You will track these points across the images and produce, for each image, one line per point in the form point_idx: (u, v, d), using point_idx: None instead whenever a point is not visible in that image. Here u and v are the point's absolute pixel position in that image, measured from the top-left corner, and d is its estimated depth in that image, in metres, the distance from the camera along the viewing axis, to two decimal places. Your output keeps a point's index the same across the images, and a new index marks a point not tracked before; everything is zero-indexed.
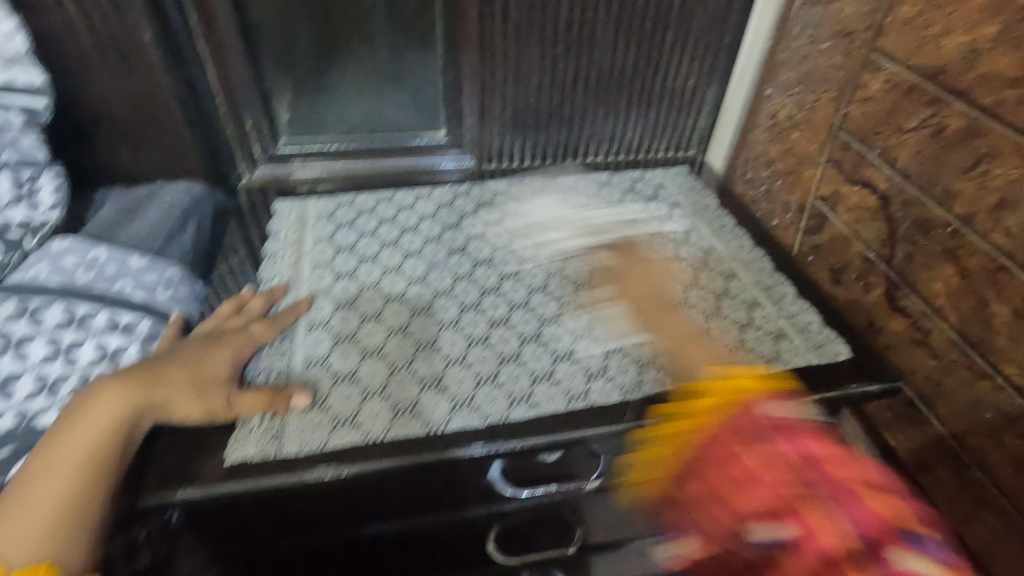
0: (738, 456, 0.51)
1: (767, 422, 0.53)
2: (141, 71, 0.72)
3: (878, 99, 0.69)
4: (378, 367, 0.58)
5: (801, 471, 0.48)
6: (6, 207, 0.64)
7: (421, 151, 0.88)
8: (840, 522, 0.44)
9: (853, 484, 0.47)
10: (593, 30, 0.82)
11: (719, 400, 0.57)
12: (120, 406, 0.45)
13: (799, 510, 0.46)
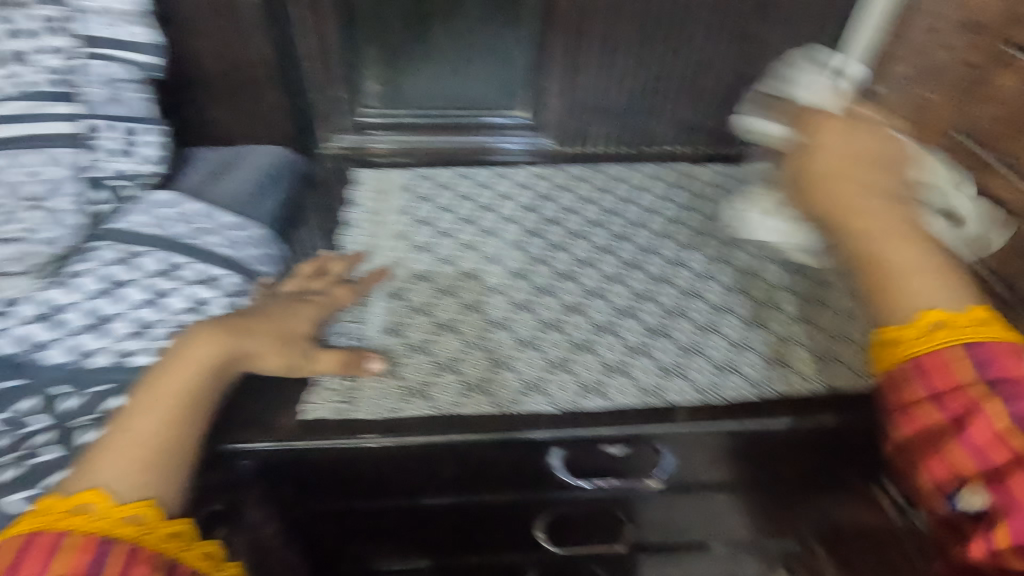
0: (972, 409, 0.44)
1: (978, 387, 0.44)
2: (242, 37, 0.74)
3: (1009, 99, 0.63)
4: (449, 343, 0.58)
5: (1007, 453, 0.42)
6: (111, 158, 0.69)
7: (496, 129, 0.86)
8: (980, 451, 0.43)
9: (986, 413, 0.43)
10: (692, 13, 0.78)
11: (953, 337, 0.46)
12: (213, 352, 0.47)
13: (1004, 488, 0.41)
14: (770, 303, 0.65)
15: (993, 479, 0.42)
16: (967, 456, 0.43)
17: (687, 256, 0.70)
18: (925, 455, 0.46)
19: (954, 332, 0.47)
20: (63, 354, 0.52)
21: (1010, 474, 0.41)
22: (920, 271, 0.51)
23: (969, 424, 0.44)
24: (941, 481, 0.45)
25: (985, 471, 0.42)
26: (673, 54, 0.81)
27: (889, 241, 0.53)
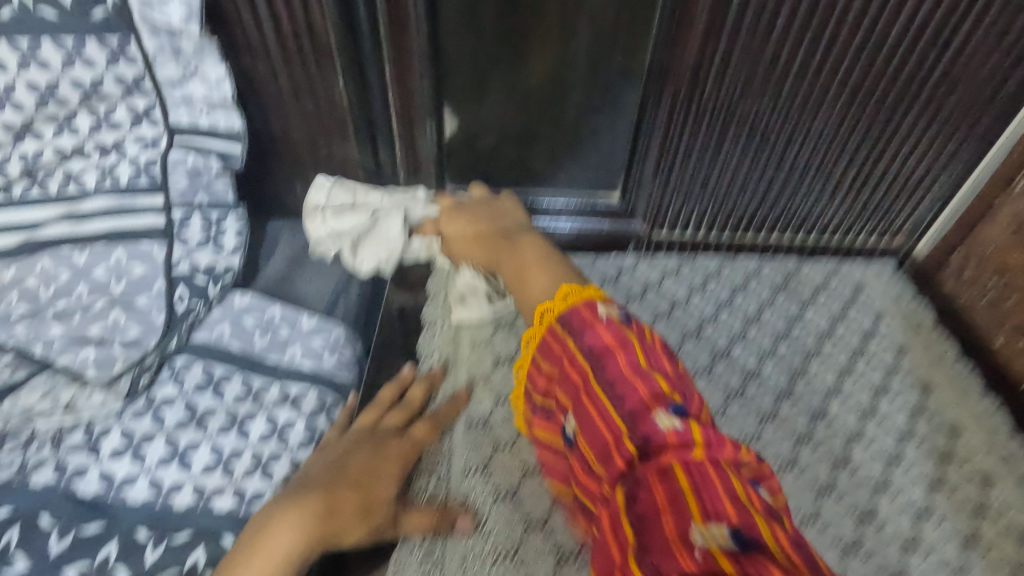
0: (567, 330, 0.43)
1: (560, 331, 0.43)
2: (329, 117, 0.70)
3: None
4: (540, 493, 0.54)
5: (584, 373, 0.41)
6: (194, 251, 0.65)
7: (557, 212, 0.81)
8: (615, 405, 0.38)
9: (631, 372, 0.39)
10: (818, 101, 0.70)
11: (555, 303, 0.46)
12: (291, 542, 0.44)
13: (585, 406, 0.40)
14: (893, 458, 0.59)
15: (655, 434, 0.35)
16: (567, 378, 0.42)
17: (795, 386, 0.65)
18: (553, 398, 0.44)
19: (571, 300, 0.45)
20: (144, 491, 0.50)
21: (651, 412, 0.36)
22: (540, 263, 0.53)
23: (590, 372, 0.40)
24: (640, 499, 0.34)
25: (578, 396, 0.41)
26: (789, 142, 0.74)
27: (507, 258, 0.56)
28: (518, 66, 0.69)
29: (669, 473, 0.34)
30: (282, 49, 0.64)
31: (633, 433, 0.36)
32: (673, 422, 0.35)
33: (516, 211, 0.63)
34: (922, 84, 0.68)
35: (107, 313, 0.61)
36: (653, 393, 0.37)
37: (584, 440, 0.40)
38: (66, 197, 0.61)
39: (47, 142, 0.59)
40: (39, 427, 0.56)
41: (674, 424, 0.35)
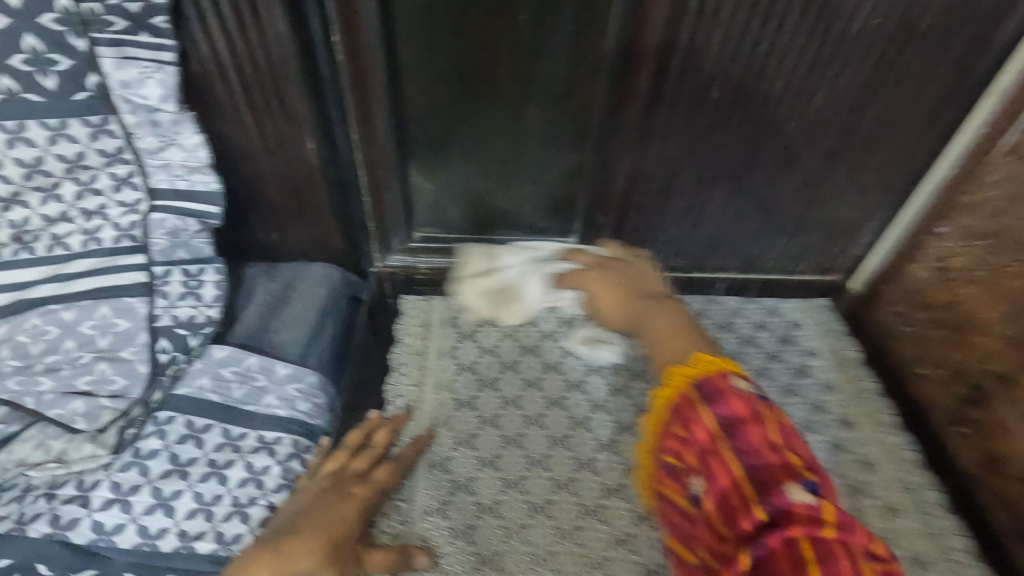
0: (698, 393, 0.45)
1: (695, 394, 0.45)
2: (299, 174, 0.75)
3: None
4: (492, 532, 0.60)
5: (715, 435, 0.42)
6: (176, 304, 0.70)
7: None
8: (748, 471, 0.40)
9: (766, 446, 0.41)
10: (755, 156, 0.75)
11: (700, 368, 0.47)
12: None
13: (711, 466, 0.41)
14: None
15: (787, 503, 0.37)
16: (692, 436, 0.43)
17: None
18: (670, 454, 0.45)
19: (709, 368, 0.47)
20: (133, 537, 0.56)
21: (786, 484, 0.38)
22: (680, 331, 0.55)
23: (723, 436, 0.42)
24: (769, 566, 0.35)
25: (702, 455, 0.42)
26: (732, 193, 0.80)
27: (651, 315, 0.58)
28: (476, 124, 0.74)
29: (802, 549, 0.35)
30: (253, 115, 0.68)
31: (765, 501, 0.38)
32: (805, 495, 0.37)
33: (659, 280, 0.65)
34: (848, 142, 0.74)
35: (94, 365, 0.65)
36: (786, 466, 0.39)
37: (706, 497, 0.41)
38: (54, 258, 0.66)
39: (31, 208, 0.64)
40: (32, 479, 0.59)
41: (809, 500, 0.37)
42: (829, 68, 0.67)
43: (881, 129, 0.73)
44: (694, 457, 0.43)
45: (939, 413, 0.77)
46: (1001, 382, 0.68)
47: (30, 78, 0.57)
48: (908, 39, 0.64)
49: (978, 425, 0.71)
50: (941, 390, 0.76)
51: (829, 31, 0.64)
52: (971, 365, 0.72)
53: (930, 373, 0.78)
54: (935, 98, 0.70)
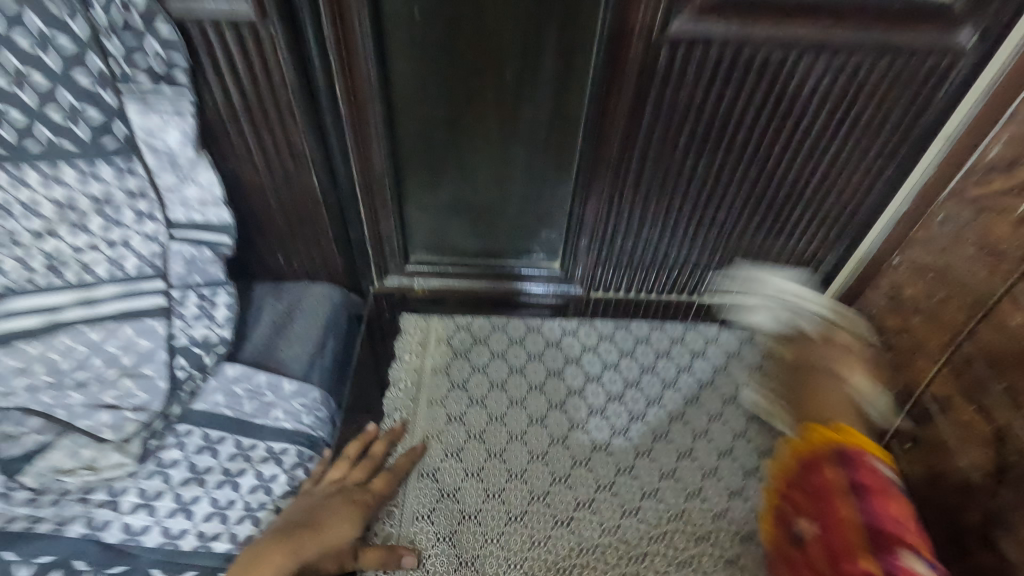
0: (851, 468, 0.57)
1: (845, 475, 0.57)
2: (304, 205, 0.81)
3: (1014, 333, 0.66)
4: (474, 536, 0.69)
5: (849, 496, 0.55)
6: (192, 325, 0.77)
7: (531, 279, 0.93)
8: (869, 532, 0.52)
9: (891, 515, 0.53)
10: (720, 193, 0.81)
11: (844, 438, 0.60)
12: (283, 557, 0.57)
13: (838, 521, 0.55)
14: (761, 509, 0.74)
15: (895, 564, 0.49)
16: (831, 501, 0.56)
17: (695, 448, 0.79)
18: (816, 515, 0.57)
19: (845, 436, 0.61)
20: (158, 537, 0.63)
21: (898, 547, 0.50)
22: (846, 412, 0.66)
23: (853, 504, 0.55)
24: None
25: (837, 518, 0.55)
26: (701, 229, 0.85)
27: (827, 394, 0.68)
28: (461, 157, 0.80)
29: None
30: (263, 154, 0.75)
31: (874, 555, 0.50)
32: (921, 566, 0.49)
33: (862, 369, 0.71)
34: (808, 182, 0.80)
35: (119, 381, 0.72)
36: (908, 540, 0.51)
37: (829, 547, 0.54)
38: (81, 285, 0.72)
39: (62, 239, 0.70)
40: (68, 482, 0.67)
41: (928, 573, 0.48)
42: (789, 113, 0.72)
43: (838, 168, 0.78)
44: (833, 520, 0.55)
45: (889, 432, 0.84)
46: (942, 405, 0.75)
47: (67, 128, 0.63)
48: (857, 95, 0.70)
49: (922, 443, 0.78)
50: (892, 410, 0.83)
51: (780, 86, 0.69)
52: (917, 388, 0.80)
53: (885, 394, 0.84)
54: (885, 151, 0.76)
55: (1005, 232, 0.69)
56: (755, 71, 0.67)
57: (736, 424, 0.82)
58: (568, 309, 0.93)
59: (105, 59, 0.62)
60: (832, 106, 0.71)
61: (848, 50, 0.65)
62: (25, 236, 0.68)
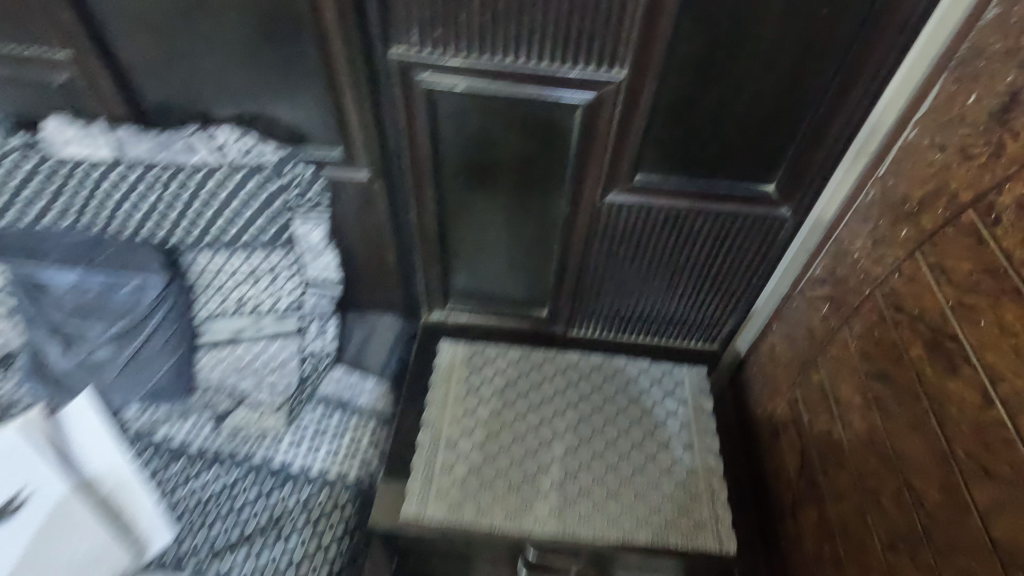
0: None
1: None
2: (386, 268, 1.29)
3: (817, 385, 1.10)
4: (475, 482, 1.15)
5: None
6: (316, 340, 1.27)
7: (533, 320, 1.39)
8: None
9: None
10: (651, 279, 1.26)
11: None
12: None
13: None
14: (654, 482, 1.16)
15: None
16: None
17: (619, 440, 1.22)
18: None
19: None
20: (299, 464, 1.14)
21: None
22: None
23: None
24: None
25: None
26: (640, 298, 1.31)
27: None
28: (485, 246, 1.24)
29: None
30: (365, 241, 1.23)
31: None
32: None
33: None
34: (705, 278, 1.24)
35: (273, 373, 1.22)
36: None
37: None
38: (251, 314, 1.22)
39: (247, 291, 1.20)
40: (249, 430, 1.17)
41: None
42: (688, 241, 1.16)
43: (722, 271, 1.22)
44: None
45: (762, 440, 1.27)
46: (784, 424, 1.20)
47: (259, 234, 1.13)
48: (728, 234, 1.13)
49: (776, 448, 1.22)
50: (763, 426, 1.27)
51: (682, 226, 1.13)
52: (775, 412, 1.24)
53: (762, 414, 1.28)
54: (754, 262, 1.19)
55: (816, 324, 1.10)
56: (663, 218, 1.11)
57: (648, 427, 1.24)
58: (554, 340, 1.42)
59: (286, 198, 1.09)
60: (713, 237, 1.14)
61: (714, 213, 1.09)
62: (225, 287, 1.17)
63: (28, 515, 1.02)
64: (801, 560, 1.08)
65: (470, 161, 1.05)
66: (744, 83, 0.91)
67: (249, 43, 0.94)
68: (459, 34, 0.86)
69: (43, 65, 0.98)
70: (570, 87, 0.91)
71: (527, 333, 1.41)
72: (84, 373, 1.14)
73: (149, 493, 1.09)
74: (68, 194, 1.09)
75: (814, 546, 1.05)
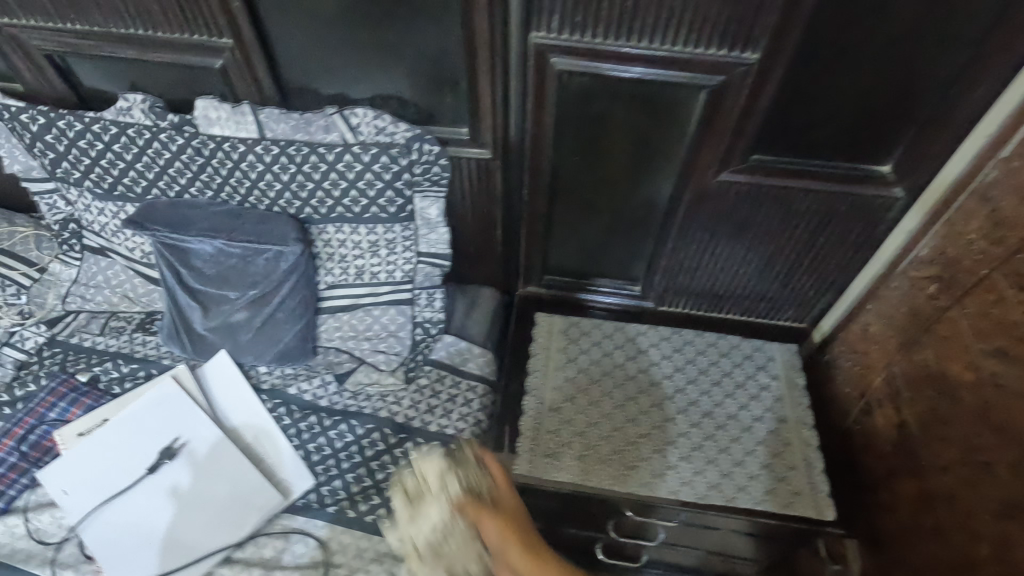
0: None
1: None
2: (491, 241, 1.37)
3: (920, 363, 1.12)
4: (581, 445, 1.22)
5: None
6: (425, 309, 1.35)
7: (592, 293, 1.45)
8: None
9: None
10: (750, 258, 1.29)
11: None
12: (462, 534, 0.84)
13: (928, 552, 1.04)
14: (751, 451, 1.22)
15: None
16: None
17: (716, 412, 1.27)
18: None
19: None
20: (418, 422, 1.23)
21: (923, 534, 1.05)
22: None
23: None
24: None
25: None
26: (735, 277, 1.34)
27: None
28: (588, 223, 1.28)
29: None
30: (475, 215, 1.31)
31: None
32: None
33: None
34: (804, 257, 1.27)
35: (388, 338, 1.32)
36: None
37: None
38: (367, 283, 1.29)
39: (366, 262, 1.27)
40: (370, 390, 1.27)
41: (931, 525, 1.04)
42: (793, 221, 1.19)
43: (824, 251, 1.24)
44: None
45: (852, 417, 1.31)
46: (880, 402, 1.23)
47: (383, 208, 1.20)
48: (835, 215, 1.16)
49: (869, 423, 1.25)
50: (854, 402, 1.31)
51: (789, 205, 1.15)
52: (869, 390, 1.26)
53: (853, 391, 1.31)
54: (856, 242, 1.21)
55: (921, 303, 1.12)
56: (772, 197, 1.14)
57: (743, 401, 1.29)
58: (645, 315, 1.46)
59: (411, 174, 1.16)
60: (819, 217, 1.17)
61: (824, 194, 1.11)
62: (348, 257, 1.26)
63: (184, 461, 1.14)
64: (897, 529, 1.12)
65: (587, 142, 1.10)
66: (874, 67, 0.93)
67: (394, 30, 1.00)
68: (600, 21, 0.91)
69: (203, 51, 1.07)
70: (701, 70, 0.94)
71: (617, 308, 1.47)
72: (222, 334, 1.25)
73: (286, 445, 1.19)
74: (214, 168, 1.19)
75: (912, 516, 1.09)
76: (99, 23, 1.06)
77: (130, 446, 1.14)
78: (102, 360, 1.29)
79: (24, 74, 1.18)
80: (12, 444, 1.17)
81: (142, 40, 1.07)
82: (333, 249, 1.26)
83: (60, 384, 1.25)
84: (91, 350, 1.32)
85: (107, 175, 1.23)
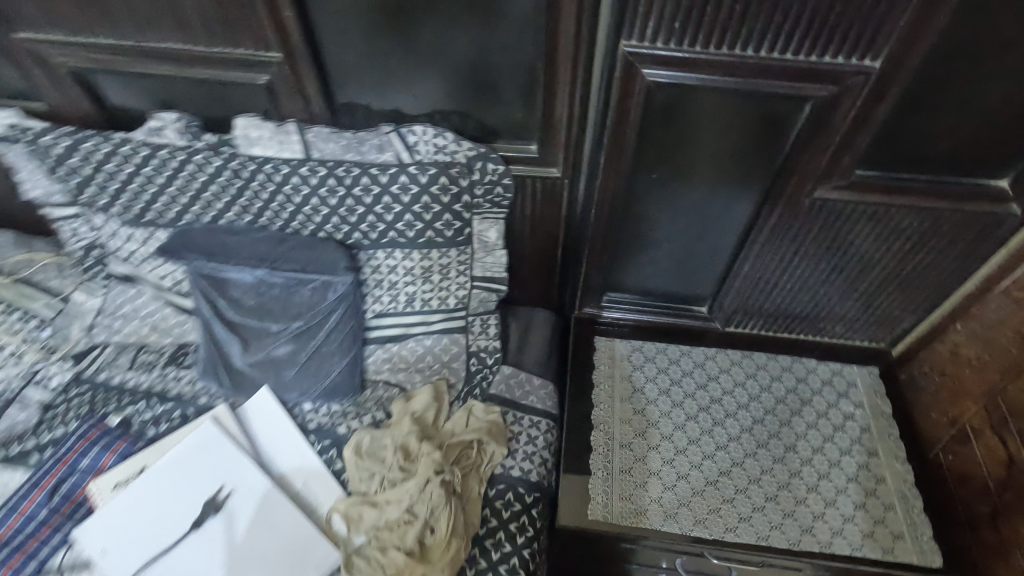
0: None
1: None
2: (548, 260, 1.29)
3: None
4: (657, 486, 1.13)
5: None
6: (479, 338, 1.24)
7: (609, 308, 1.34)
8: None
9: None
10: (832, 279, 1.19)
11: None
12: None
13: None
14: (842, 489, 1.13)
15: None
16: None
17: (799, 445, 1.18)
18: None
19: None
20: None
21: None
22: None
23: None
24: None
25: None
26: (812, 297, 1.24)
27: None
28: (656, 243, 1.18)
29: None
30: (534, 234, 1.24)
31: None
32: None
33: None
34: (894, 277, 1.16)
35: (441, 370, 1.20)
36: None
37: None
38: (419, 311, 1.20)
39: (416, 288, 1.17)
40: None
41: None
42: (886, 241, 1.09)
43: (916, 271, 1.14)
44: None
45: (936, 449, 1.20)
46: (978, 432, 1.11)
47: (439, 232, 1.10)
48: (934, 233, 1.06)
49: (961, 455, 1.14)
50: (941, 430, 1.20)
51: (885, 223, 1.05)
52: (962, 418, 1.15)
53: (938, 418, 1.20)
54: (953, 259, 1.10)
55: None
56: (868, 215, 1.04)
57: (827, 433, 1.20)
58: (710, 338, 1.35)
59: (473, 197, 1.08)
60: (916, 236, 1.07)
61: (928, 211, 1.01)
62: (398, 283, 1.16)
63: (231, 513, 1.05)
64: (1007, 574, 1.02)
65: (666, 158, 1.00)
66: (1003, 67, 0.81)
67: (463, 41, 0.91)
68: (703, 27, 0.81)
69: (248, 66, 0.98)
70: (805, 82, 0.85)
71: (681, 330, 1.35)
72: (264, 370, 1.14)
73: (339, 492, 1.08)
74: (254, 192, 1.09)
75: None
76: (133, 36, 0.97)
77: (177, 495, 1.06)
78: (133, 400, 1.19)
79: (47, 93, 1.09)
80: (39, 500, 1.06)
81: (180, 54, 0.97)
82: (383, 275, 1.16)
83: (92, 427, 1.14)
84: (121, 388, 1.21)
85: (137, 199, 1.13)
